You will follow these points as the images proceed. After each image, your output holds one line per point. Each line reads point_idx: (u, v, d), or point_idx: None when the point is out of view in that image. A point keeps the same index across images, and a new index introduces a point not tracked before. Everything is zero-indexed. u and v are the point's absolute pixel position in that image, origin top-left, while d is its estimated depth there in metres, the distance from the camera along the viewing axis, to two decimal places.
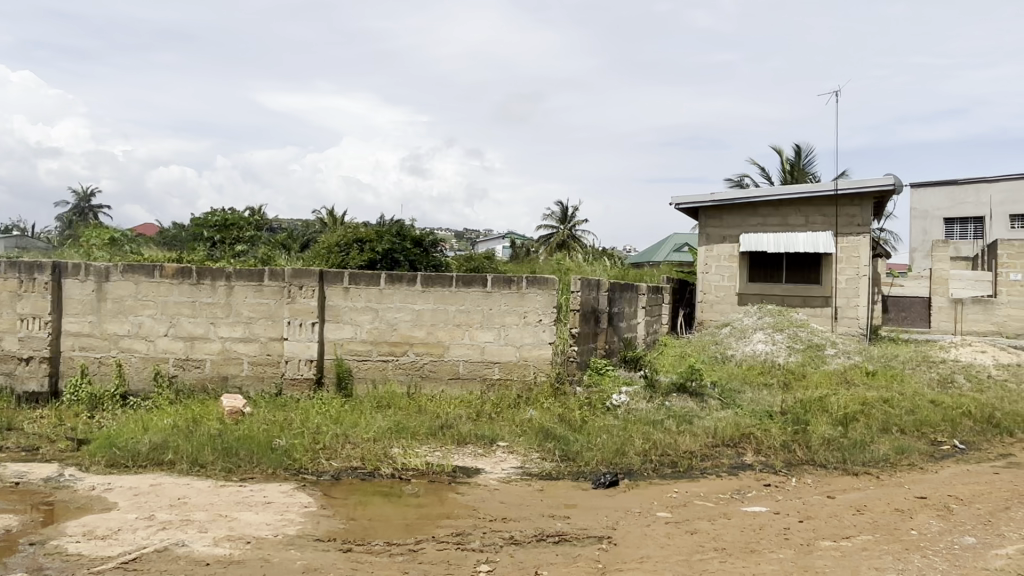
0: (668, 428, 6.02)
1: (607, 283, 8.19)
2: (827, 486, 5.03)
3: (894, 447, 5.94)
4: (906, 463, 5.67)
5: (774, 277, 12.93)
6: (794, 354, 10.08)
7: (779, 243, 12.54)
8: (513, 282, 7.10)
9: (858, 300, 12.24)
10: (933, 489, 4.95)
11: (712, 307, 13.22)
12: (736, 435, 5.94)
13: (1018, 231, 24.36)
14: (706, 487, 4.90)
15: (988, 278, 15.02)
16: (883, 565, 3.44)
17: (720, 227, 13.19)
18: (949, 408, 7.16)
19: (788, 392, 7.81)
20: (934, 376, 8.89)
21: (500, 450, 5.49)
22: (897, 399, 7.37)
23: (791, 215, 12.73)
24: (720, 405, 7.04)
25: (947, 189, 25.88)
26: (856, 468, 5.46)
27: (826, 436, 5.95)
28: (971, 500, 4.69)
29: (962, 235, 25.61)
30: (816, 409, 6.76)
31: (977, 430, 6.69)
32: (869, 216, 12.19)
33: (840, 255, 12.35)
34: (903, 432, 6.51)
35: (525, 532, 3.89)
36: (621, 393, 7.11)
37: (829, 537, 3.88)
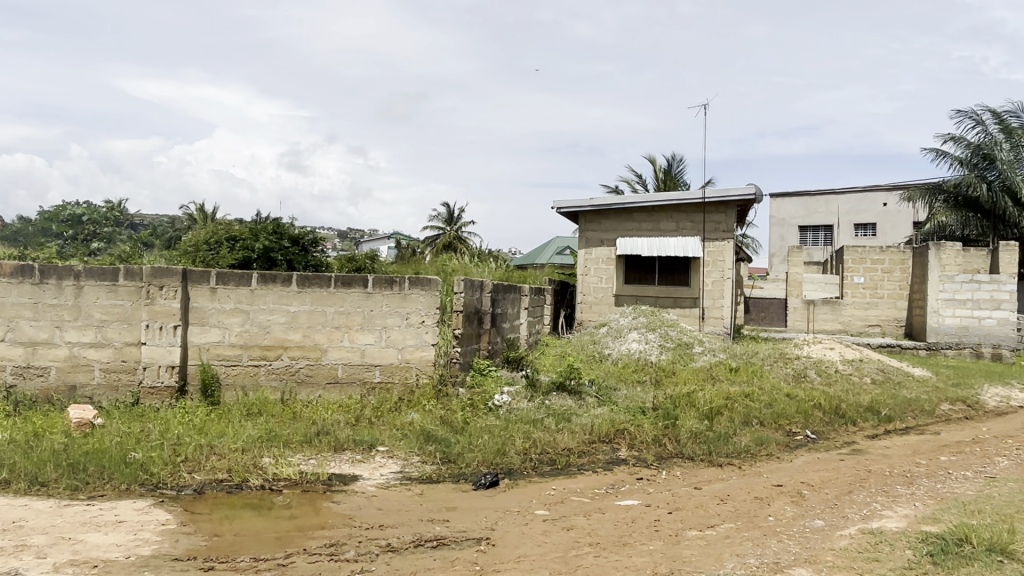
0: (547, 426, 6.12)
1: (490, 284, 8.20)
2: (694, 478, 5.29)
3: (754, 438, 6.36)
4: (764, 454, 6.07)
5: (648, 279, 13.48)
6: (665, 352, 10.57)
7: (653, 247, 13.13)
8: (395, 282, 6.96)
9: (722, 301, 12.99)
10: (788, 477, 5.34)
11: (591, 308, 13.65)
12: (611, 431, 6.12)
13: (861, 239, 26.87)
14: (583, 483, 5.02)
15: (836, 281, 16.45)
16: (743, 551, 3.66)
17: (599, 230, 13.63)
18: (802, 400, 7.77)
19: (659, 388, 8.19)
20: (790, 372, 9.61)
21: (379, 455, 5.36)
22: (758, 394, 7.90)
23: (664, 220, 13.34)
24: (597, 402, 7.25)
25: (802, 200, 28.10)
26: (721, 460, 5.78)
27: (693, 430, 6.28)
28: (820, 485, 5.10)
29: (814, 242, 27.93)
30: (686, 405, 7.11)
31: (826, 421, 7.30)
32: (734, 223, 13.00)
33: (708, 258, 13.07)
34: (762, 424, 6.98)
35: (403, 538, 3.81)
36: (503, 392, 7.15)
37: (696, 527, 4.07)
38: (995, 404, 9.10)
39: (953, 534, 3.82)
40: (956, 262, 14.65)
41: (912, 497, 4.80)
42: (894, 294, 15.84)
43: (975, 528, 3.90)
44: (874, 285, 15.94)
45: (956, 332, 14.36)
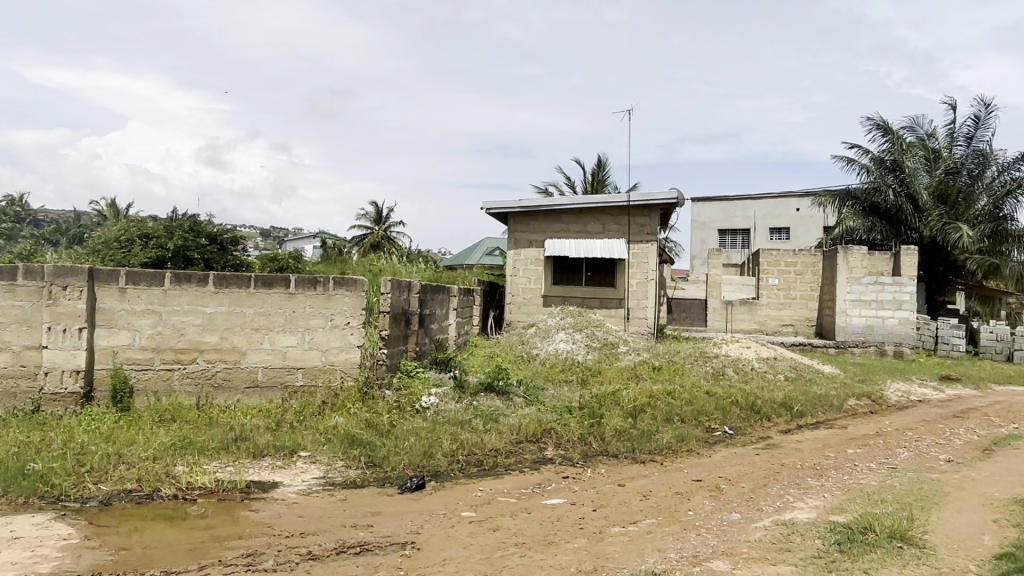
0: (474, 427, 6.11)
1: (418, 285, 8.11)
2: (618, 475, 5.39)
3: (675, 435, 6.53)
4: (685, 450, 6.25)
5: (575, 280, 13.66)
6: (591, 352, 10.74)
7: (580, 248, 13.32)
8: (319, 282, 6.80)
9: (646, 302, 13.30)
10: (707, 472, 5.51)
11: (520, 308, 13.73)
12: (538, 431, 6.17)
13: (776, 242, 28.09)
14: (509, 483, 5.03)
15: (752, 283, 17.21)
16: (665, 546, 3.75)
17: (528, 231, 13.73)
18: (721, 397, 8.05)
19: (585, 388, 8.31)
20: (709, 370, 9.94)
21: (301, 461, 5.21)
22: (679, 392, 8.13)
23: (591, 222, 13.54)
24: (525, 402, 7.29)
25: (721, 204, 29.11)
26: (643, 456, 5.91)
27: (617, 428, 6.40)
28: (737, 479, 5.30)
29: (732, 245, 29.02)
30: (610, 403, 7.24)
31: (743, 417, 7.58)
32: (657, 225, 13.35)
33: (632, 260, 13.37)
34: (683, 421, 7.19)
35: (324, 545, 3.71)
36: (430, 394, 7.08)
37: (619, 524, 4.14)
38: (896, 399, 9.68)
39: (858, 523, 4.03)
40: (862, 264, 15.51)
41: (822, 488, 5.04)
42: (806, 295, 16.63)
43: (879, 516, 4.13)
44: (787, 286, 16.70)
45: (862, 331, 15.19)
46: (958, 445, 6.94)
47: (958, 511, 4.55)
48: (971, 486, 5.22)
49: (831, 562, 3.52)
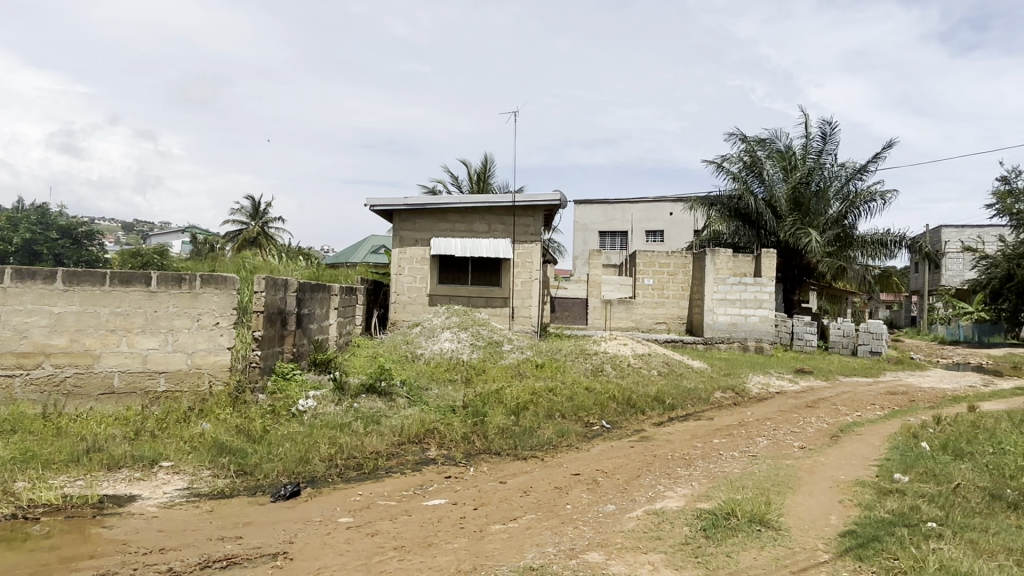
0: (354, 430, 5.95)
1: (295, 284, 7.81)
2: (499, 472, 5.43)
3: (556, 431, 6.68)
4: (565, 445, 6.41)
5: (460, 280, 13.65)
6: (476, 351, 10.78)
7: (466, 248, 13.33)
8: (184, 280, 6.40)
9: (530, 301, 13.51)
10: (585, 465, 5.68)
11: (405, 308, 13.55)
12: (420, 431, 6.12)
13: (652, 245, 29.47)
14: (390, 486, 4.94)
15: (630, 283, 18.02)
16: (543, 540, 3.82)
17: (413, 230, 13.58)
18: (600, 393, 8.32)
19: (469, 386, 8.33)
20: (589, 366, 10.25)
21: (163, 471, 4.87)
22: (560, 388, 8.32)
23: (476, 221, 13.60)
24: (408, 403, 7.21)
25: (602, 207, 30.10)
26: (525, 453, 5.99)
27: (500, 426, 6.46)
28: (612, 471, 5.48)
29: (612, 246, 30.09)
30: (494, 401, 7.28)
31: (620, 411, 7.88)
32: (541, 226, 13.60)
33: (517, 260, 13.55)
34: (564, 417, 7.37)
35: (187, 561, 3.49)
36: (307, 397, 6.84)
37: (499, 521, 4.17)
38: (757, 390, 10.43)
39: (722, 509, 4.29)
40: (728, 266, 16.54)
41: (690, 477, 5.33)
42: (678, 294, 17.52)
43: (740, 501, 4.41)
44: (661, 285, 17.53)
45: (727, 328, 16.20)
46: (810, 432, 7.56)
47: (809, 493, 4.95)
48: (820, 470, 5.70)
49: (697, 548, 3.71)
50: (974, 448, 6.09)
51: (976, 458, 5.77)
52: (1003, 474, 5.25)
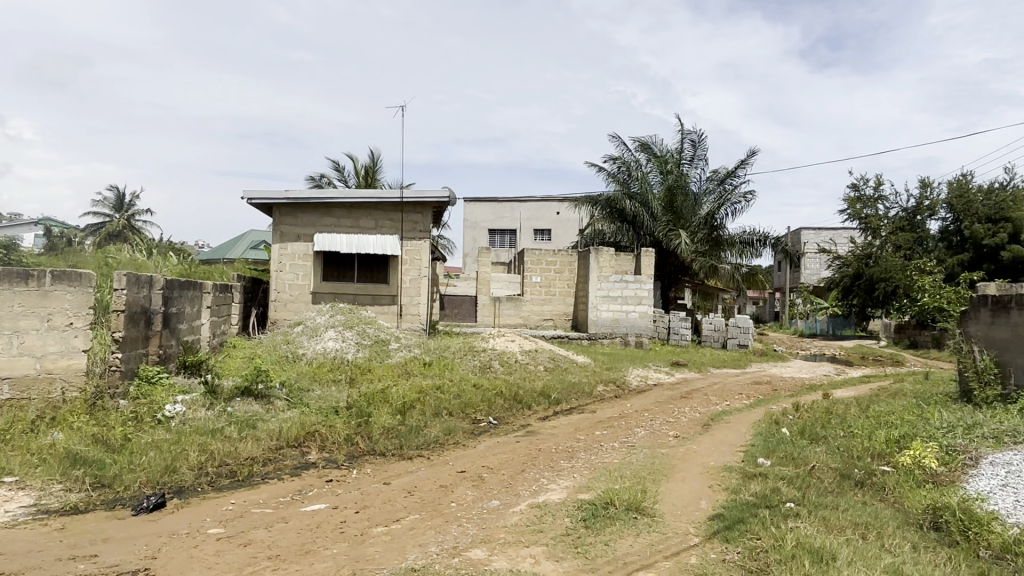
0: (228, 436, 5.64)
1: (162, 281, 7.31)
2: (383, 473, 5.32)
3: (442, 429, 6.64)
4: (451, 442, 6.38)
5: (345, 277, 13.29)
6: (361, 350, 10.52)
7: (352, 244, 12.99)
8: (31, 276, 5.82)
9: (419, 299, 13.38)
10: (470, 462, 5.68)
11: (286, 306, 13.00)
12: (300, 435, 5.89)
13: (540, 243, 30.05)
14: (266, 493, 4.72)
15: (518, 280, 18.11)
16: (425, 541, 3.77)
17: (295, 225, 13.07)
18: (487, 389, 8.36)
19: (353, 386, 8.11)
20: (477, 363, 10.27)
21: (5, 488, 4.39)
22: (447, 386, 8.28)
23: (363, 217, 13.30)
24: (288, 405, 6.93)
25: (491, 205, 30.26)
26: (410, 452, 5.91)
27: (385, 426, 6.35)
28: (497, 467, 5.52)
29: (501, 244, 30.36)
30: (379, 401, 7.13)
31: (506, 407, 7.96)
32: (430, 223, 13.50)
33: (405, 257, 13.37)
34: (451, 414, 7.33)
35: None
36: (176, 401, 6.42)
37: (381, 523, 4.08)
38: (636, 383, 10.88)
39: (600, 499, 4.42)
40: (611, 264, 17.07)
41: (572, 469, 5.46)
42: (564, 291, 17.90)
43: (617, 491, 4.57)
44: (548, 283, 17.83)
45: (610, 324, 16.77)
46: (685, 422, 7.97)
47: (681, 480, 5.20)
48: (692, 457, 6.01)
49: (576, 538, 3.80)
50: (827, 432, 6.64)
51: (829, 441, 6.29)
52: (851, 455, 5.76)
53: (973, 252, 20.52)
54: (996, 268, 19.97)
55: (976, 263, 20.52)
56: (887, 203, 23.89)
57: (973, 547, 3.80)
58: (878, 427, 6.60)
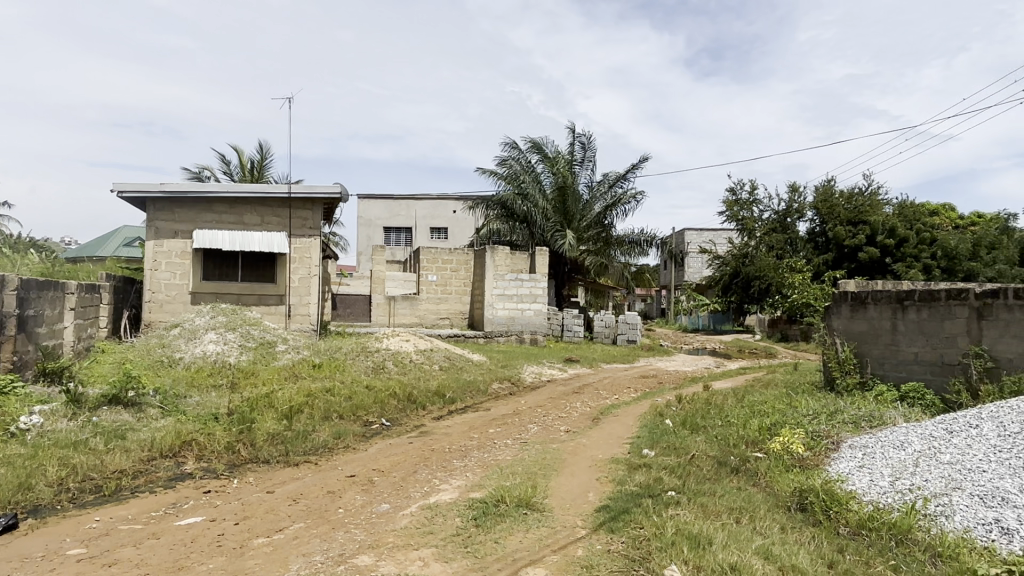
0: (92, 448, 5.22)
1: (16, 281, 6.68)
2: (267, 482, 5.09)
3: (332, 432, 6.45)
4: (341, 446, 6.22)
5: (228, 276, 12.64)
6: (245, 352, 10.04)
7: (235, 241, 12.39)
8: None
9: (309, 298, 12.95)
10: (360, 466, 5.55)
11: (162, 307, 12.19)
12: (175, 444, 5.55)
13: (436, 241, 29.89)
14: (136, 507, 4.41)
15: (413, 279, 18.00)
16: (309, 550, 3.64)
17: (172, 220, 12.31)
18: (379, 390, 8.20)
19: (235, 392, 7.71)
20: (370, 364, 10.07)
21: None
22: (338, 388, 8.04)
23: (247, 213, 12.71)
24: (161, 413, 6.50)
25: (385, 202, 29.75)
26: (297, 458, 5.70)
27: (270, 432, 6.09)
28: (389, 469, 5.42)
29: (396, 242, 29.93)
30: (263, 406, 6.82)
31: (399, 408, 7.84)
32: (319, 220, 13.09)
33: (294, 255, 12.91)
34: (341, 417, 7.13)
35: None
36: (32, 413, 5.86)
37: (262, 534, 3.91)
38: (530, 379, 11.04)
39: (492, 497, 4.44)
40: (506, 262, 17.20)
41: (464, 468, 5.45)
42: (460, 290, 17.86)
43: (508, 488, 4.61)
44: (444, 282, 17.74)
45: (505, 322, 16.92)
46: (576, 416, 8.17)
47: (571, 473, 5.32)
48: (582, 451, 6.16)
49: (467, 538, 3.79)
50: (706, 422, 7.00)
51: (708, 430, 6.63)
52: (728, 443, 6.08)
53: (836, 252, 22.29)
54: (856, 267, 21.74)
55: (838, 262, 22.30)
56: (761, 206, 25.46)
57: (833, 525, 4.11)
58: (752, 415, 7.03)
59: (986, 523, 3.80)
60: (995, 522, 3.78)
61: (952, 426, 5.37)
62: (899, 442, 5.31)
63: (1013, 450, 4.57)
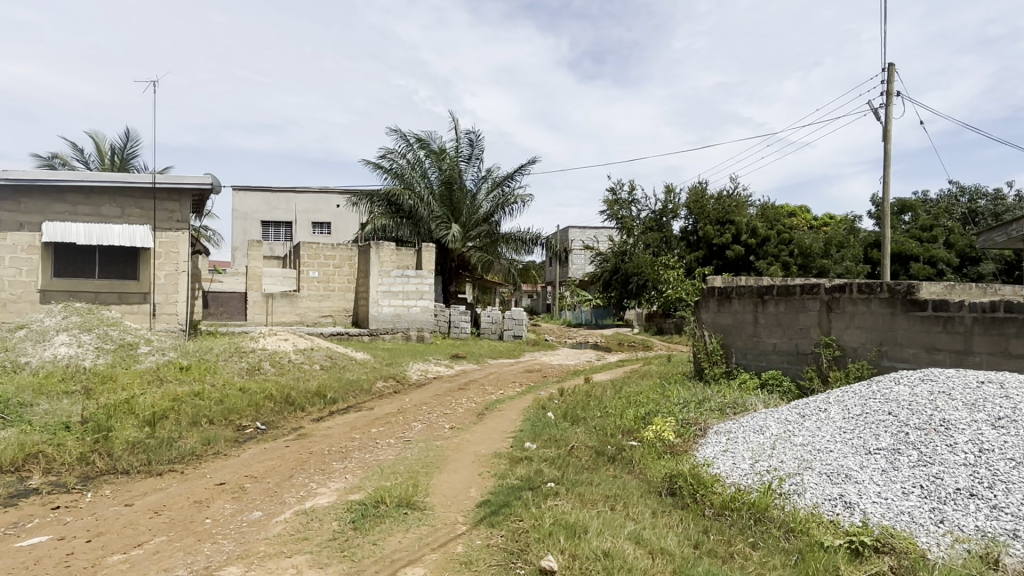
0: None
1: None
2: (126, 494, 4.74)
3: (200, 439, 6.09)
4: (211, 453, 5.89)
5: (84, 273, 11.62)
6: (103, 355, 9.28)
7: (91, 235, 11.42)
8: None
9: (177, 296, 12.18)
10: (231, 473, 5.28)
11: (4, 307, 10.98)
12: (18, 457, 5.05)
13: (317, 236, 28.99)
14: None
15: (293, 275, 17.40)
16: (171, 564, 3.43)
17: (16, 211, 11.16)
18: (255, 392, 7.85)
19: (91, 398, 7.11)
20: (244, 365, 9.60)
21: None
22: (209, 391, 7.61)
23: (105, 205, 11.75)
24: (2, 424, 5.89)
25: (263, 194, 28.42)
26: (161, 468, 5.34)
27: (131, 440, 5.68)
28: (262, 475, 5.19)
29: (275, 237, 28.69)
30: (123, 412, 6.33)
31: (276, 410, 7.52)
32: (188, 212, 12.33)
33: (159, 249, 12.07)
34: (212, 422, 6.76)
35: None
36: None
37: (119, 550, 3.63)
38: (416, 377, 10.96)
39: (372, 498, 4.36)
40: (391, 259, 16.94)
41: (344, 470, 5.32)
42: (343, 287, 17.42)
43: (388, 488, 4.54)
44: (326, 278, 17.22)
45: (391, 319, 16.66)
46: (461, 412, 8.20)
47: (453, 470, 5.32)
48: (465, 447, 6.18)
49: (343, 541, 3.70)
50: (586, 414, 7.23)
51: (587, 422, 6.85)
52: (606, 433, 6.31)
53: (706, 250, 23.70)
54: (723, 264, 23.23)
55: (708, 260, 23.72)
56: (639, 205, 26.56)
57: (699, 507, 4.36)
58: (628, 406, 7.33)
59: (832, 498, 4.16)
60: (839, 497, 4.15)
61: (803, 410, 5.84)
62: (758, 426, 5.71)
63: (855, 430, 5.04)
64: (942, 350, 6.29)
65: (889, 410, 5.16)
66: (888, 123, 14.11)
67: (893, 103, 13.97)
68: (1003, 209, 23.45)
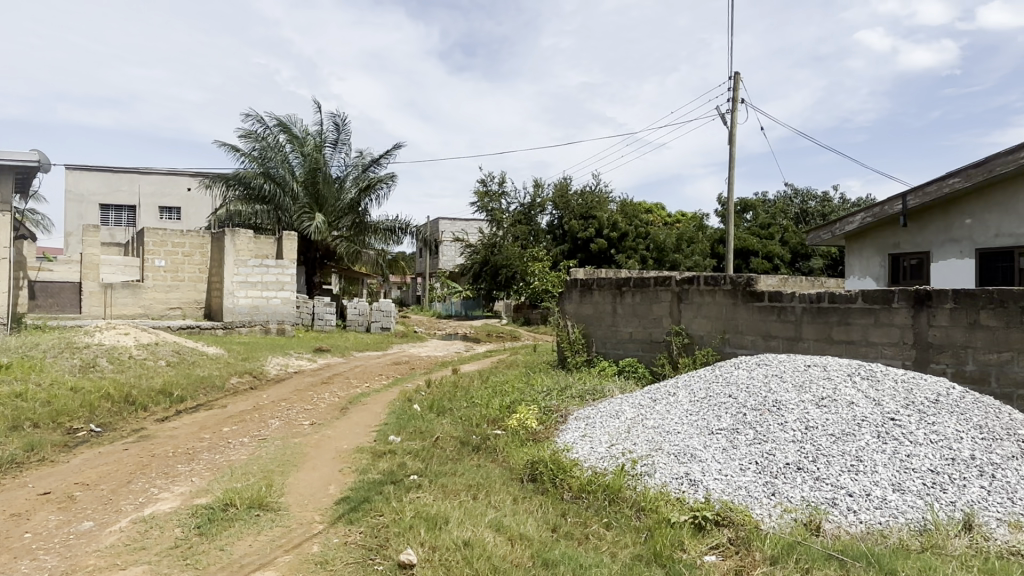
0: None
1: None
2: None
3: (22, 444, 5.47)
4: (35, 460, 5.31)
5: None
6: None
7: None
8: None
9: None
10: (58, 481, 4.79)
11: None
12: None
13: (165, 222, 26.94)
14: None
15: (136, 264, 15.95)
16: None
17: None
18: (89, 391, 7.16)
19: None
20: (76, 362, 8.73)
21: None
22: (33, 391, 6.86)
23: None
24: None
25: (102, 174, 25.98)
26: None
27: None
28: (96, 482, 4.76)
29: (116, 222, 26.33)
30: None
31: (114, 411, 6.90)
32: (10, 193, 11.04)
33: None
34: (35, 426, 6.08)
35: None
36: None
37: None
38: (275, 372, 10.48)
39: (219, 501, 4.12)
40: (249, 248, 15.99)
41: (190, 473, 4.98)
42: (193, 277, 16.36)
43: (239, 490, 4.30)
44: (174, 268, 16.04)
45: (249, 311, 15.81)
46: (323, 407, 7.94)
47: (312, 468, 5.14)
48: (326, 443, 6.00)
49: (186, 549, 3.47)
50: (452, 404, 7.24)
51: (453, 412, 6.87)
52: (471, 423, 6.36)
53: (571, 243, 24.48)
54: (586, 257, 24.16)
55: (572, 253, 24.55)
56: (508, 198, 26.90)
57: (558, 491, 4.51)
58: (493, 395, 7.42)
59: (678, 477, 4.43)
60: (685, 475, 4.43)
61: (655, 395, 6.19)
62: (614, 411, 5.99)
63: (700, 412, 5.41)
64: (776, 337, 6.90)
65: (730, 392, 5.59)
66: (734, 128, 15.21)
67: (738, 109, 15.04)
68: (828, 210, 26.08)
